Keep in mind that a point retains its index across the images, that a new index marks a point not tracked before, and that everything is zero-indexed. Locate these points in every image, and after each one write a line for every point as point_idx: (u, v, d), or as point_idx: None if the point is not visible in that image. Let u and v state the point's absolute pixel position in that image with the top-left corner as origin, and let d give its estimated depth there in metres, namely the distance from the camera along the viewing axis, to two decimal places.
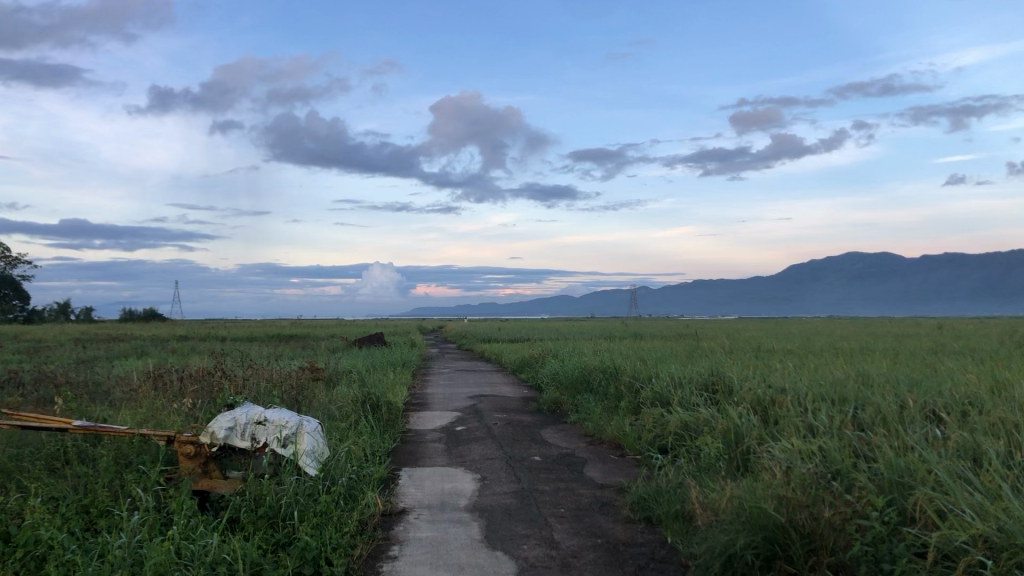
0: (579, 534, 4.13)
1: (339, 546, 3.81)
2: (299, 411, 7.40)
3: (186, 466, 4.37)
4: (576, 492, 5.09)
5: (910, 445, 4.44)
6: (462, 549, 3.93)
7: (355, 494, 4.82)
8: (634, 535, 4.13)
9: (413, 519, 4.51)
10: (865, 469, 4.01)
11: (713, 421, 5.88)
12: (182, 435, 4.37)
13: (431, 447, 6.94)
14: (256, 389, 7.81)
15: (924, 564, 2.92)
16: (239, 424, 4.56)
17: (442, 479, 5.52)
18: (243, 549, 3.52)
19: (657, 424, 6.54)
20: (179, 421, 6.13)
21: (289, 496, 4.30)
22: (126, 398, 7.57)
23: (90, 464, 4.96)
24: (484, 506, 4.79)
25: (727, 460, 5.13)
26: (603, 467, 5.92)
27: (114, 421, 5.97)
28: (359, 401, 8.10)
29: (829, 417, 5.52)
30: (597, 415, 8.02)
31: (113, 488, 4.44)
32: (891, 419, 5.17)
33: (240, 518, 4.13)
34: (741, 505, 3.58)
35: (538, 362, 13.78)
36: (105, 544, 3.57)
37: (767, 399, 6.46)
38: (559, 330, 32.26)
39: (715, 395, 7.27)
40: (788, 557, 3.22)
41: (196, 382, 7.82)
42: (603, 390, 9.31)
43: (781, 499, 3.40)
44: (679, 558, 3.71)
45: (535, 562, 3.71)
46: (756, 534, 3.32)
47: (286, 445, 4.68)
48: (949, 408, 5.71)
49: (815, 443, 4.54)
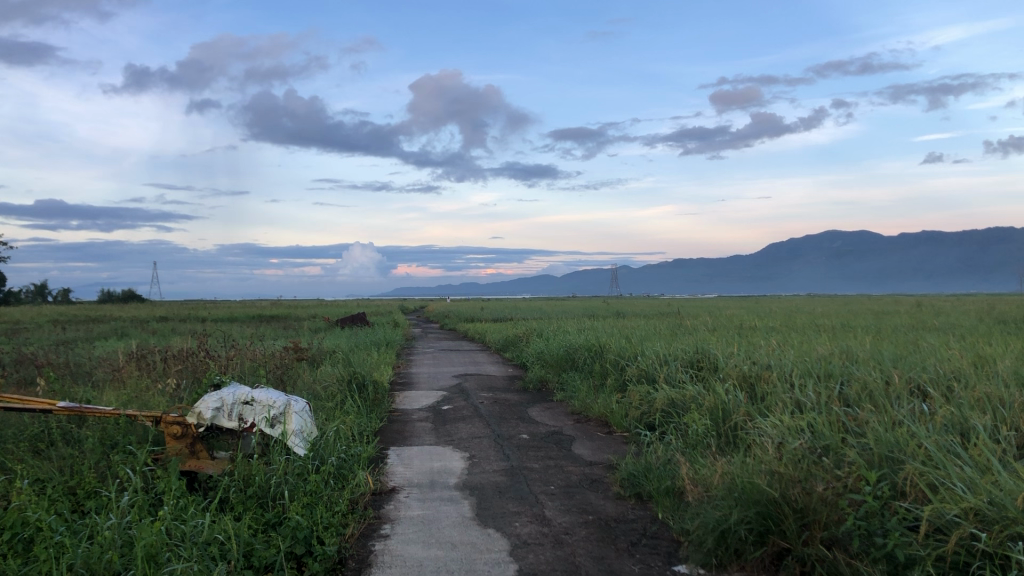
0: (571, 511, 4.14)
1: (331, 525, 3.80)
2: (284, 391, 7.39)
3: (173, 446, 4.36)
4: (565, 469, 5.10)
5: (898, 420, 4.47)
6: (454, 527, 3.93)
7: (345, 473, 4.81)
8: (626, 511, 4.14)
9: (403, 497, 4.51)
10: (853, 444, 4.04)
11: (700, 398, 5.91)
12: (169, 416, 4.34)
13: (417, 426, 6.93)
14: (240, 369, 7.77)
15: (916, 538, 2.94)
16: (225, 404, 4.45)
17: (430, 458, 5.52)
18: (234, 530, 3.51)
19: (644, 401, 6.56)
20: (165, 401, 6.09)
21: (278, 477, 4.28)
22: (109, 378, 7.51)
23: (75, 445, 4.92)
24: (475, 484, 4.79)
25: (716, 437, 5.16)
26: (591, 444, 5.94)
27: (99, 402, 5.92)
28: (345, 381, 8.08)
29: (815, 393, 5.56)
30: (583, 393, 8.04)
31: (100, 469, 4.40)
32: (877, 394, 5.21)
33: (229, 498, 4.12)
34: (733, 481, 3.59)
35: (522, 341, 13.80)
36: (94, 526, 3.54)
37: (753, 375, 6.49)
38: (542, 310, 32.21)
39: (701, 372, 7.31)
40: (781, 532, 3.24)
41: (180, 363, 7.77)
42: (589, 367, 9.34)
43: (773, 475, 3.42)
44: (670, 534, 3.72)
45: (527, 539, 3.70)
46: (749, 509, 3.34)
47: (275, 425, 4.60)
48: (934, 382, 5.76)
49: (803, 419, 4.56)
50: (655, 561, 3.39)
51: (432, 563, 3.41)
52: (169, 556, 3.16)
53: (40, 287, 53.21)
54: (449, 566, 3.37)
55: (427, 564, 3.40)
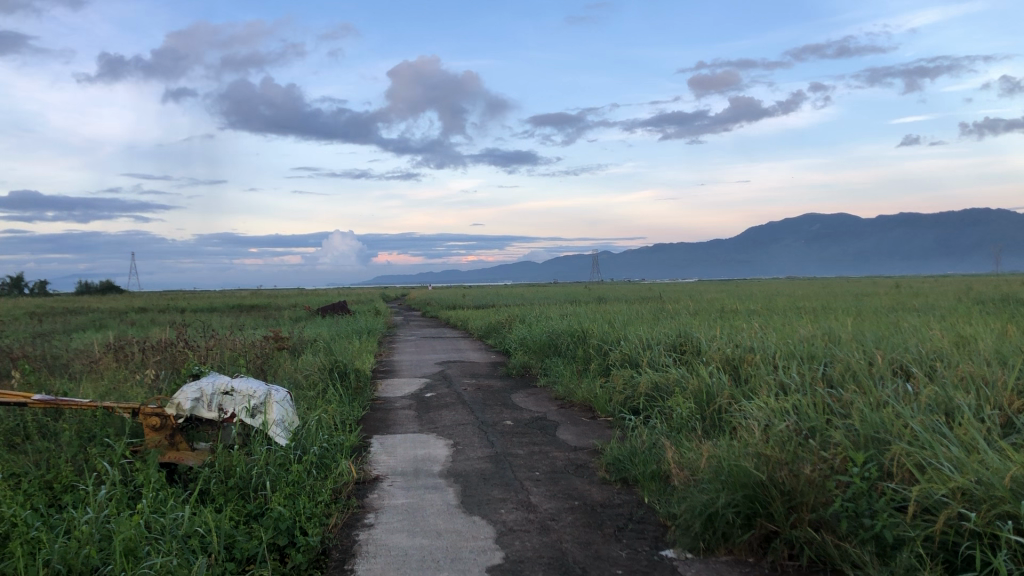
0: (557, 497, 4.11)
1: (314, 515, 3.74)
2: (265, 380, 7.31)
3: (152, 438, 4.28)
4: (550, 455, 5.07)
5: (883, 401, 4.47)
6: (439, 515, 3.88)
7: (327, 463, 4.76)
8: (612, 496, 4.11)
9: (387, 486, 4.46)
10: (839, 426, 4.03)
11: (684, 381, 5.89)
12: (147, 408, 4.26)
13: (400, 414, 6.88)
14: (220, 359, 7.69)
15: (904, 518, 2.93)
16: (205, 394, 4.41)
17: (414, 446, 5.47)
18: (215, 522, 3.45)
19: (628, 386, 6.53)
20: (143, 392, 6.01)
21: (260, 467, 4.23)
22: (87, 370, 7.41)
23: (52, 439, 4.83)
24: (459, 471, 4.75)
25: (701, 420, 5.14)
26: (576, 429, 5.92)
27: (75, 395, 5.84)
28: (326, 369, 8.02)
29: (799, 374, 5.56)
30: (566, 378, 8.01)
31: (77, 462, 4.32)
32: (861, 375, 5.21)
33: (210, 490, 4.07)
34: (719, 464, 3.56)
35: (504, 328, 13.76)
36: (71, 520, 3.47)
37: (737, 358, 6.47)
38: (523, 297, 32.15)
39: (684, 356, 7.30)
40: (769, 514, 3.21)
41: (158, 354, 7.67)
42: (572, 353, 9.31)
43: (760, 457, 3.39)
44: (657, 518, 3.69)
45: (513, 526, 3.66)
46: (737, 492, 3.31)
47: (255, 415, 4.57)
48: (916, 362, 5.77)
49: (788, 401, 4.54)
50: (642, 546, 3.35)
51: (417, 552, 3.36)
52: (148, 550, 3.09)
53: (16, 279, 52.59)
54: (435, 555, 3.33)
55: (412, 553, 3.35)
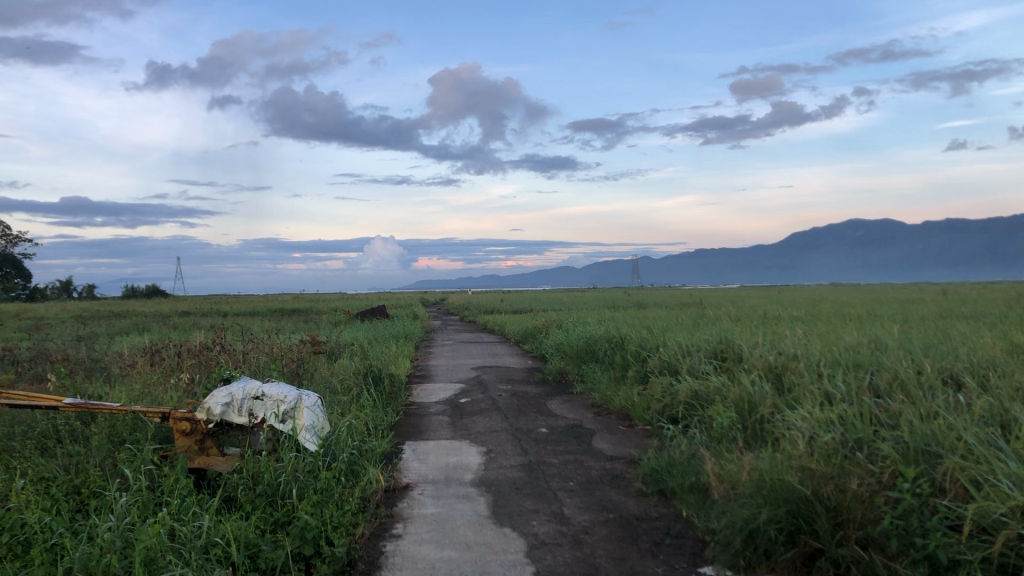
0: (591, 509, 3.97)
1: (340, 525, 3.65)
2: (299, 384, 7.27)
3: (182, 443, 4.20)
4: (585, 465, 4.93)
5: (934, 411, 4.27)
6: (468, 526, 3.77)
7: (357, 470, 4.67)
8: (648, 509, 3.97)
9: (417, 495, 4.36)
10: (887, 437, 3.85)
11: (725, 389, 5.72)
12: (177, 412, 4.20)
13: (434, 420, 6.79)
14: (254, 363, 7.66)
15: (959, 538, 2.75)
16: (235, 399, 4.33)
17: (446, 453, 5.36)
18: (238, 531, 3.37)
19: (666, 394, 6.37)
20: (176, 397, 5.97)
21: (288, 474, 4.14)
22: (123, 373, 7.42)
23: (83, 443, 4.79)
24: (491, 480, 4.63)
25: (741, 430, 4.97)
26: (612, 438, 5.77)
27: (109, 398, 5.82)
28: (361, 374, 7.96)
29: (845, 383, 5.37)
30: (603, 385, 7.86)
31: (106, 467, 4.28)
32: (910, 385, 5.01)
33: (237, 497, 4.00)
34: (761, 477, 3.38)
35: (541, 333, 13.63)
36: (94, 527, 3.41)
37: (780, 365, 6.28)
38: (561, 301, 31.96)
39: (724, 363, 7.11)
40: (814, 532, 3.03)
41: (194, 357, 7.66)
42: (610, 359, 9.15)
43: (805, 471, 3.22)
44: (695, 533, 3.54)
45: (544, 539, 3.53)
46: (779, 507, 3.13)
47: (284, 421, 4.48)
48: (968, 372, 5.54)
49: (834, 411, 4.36)
50: (679, 563, 3.20)
51: (445, 565, 3.25)
52: (168, 561, 3.02)
53: (65, 283, 53.76)
54: (462, 568, 3.21)
55: (440, 567, 3.24)
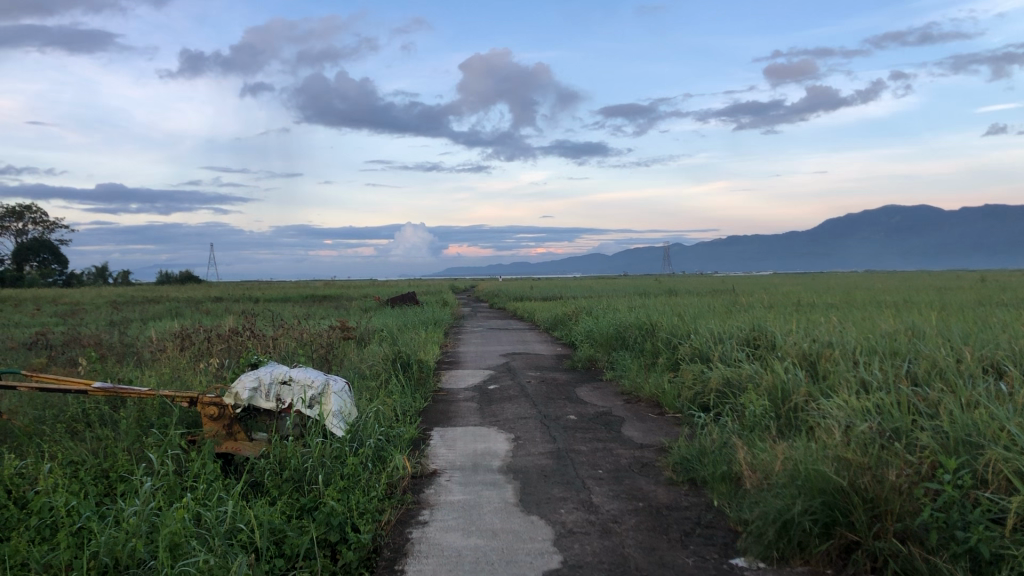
0: (620, 497, 3.90)
1: (367, 511, 3.61)
2: (328, 370, 7.26)
3: (210, 428, 4.22)
4: (615, 452, 4.86)
5: (975, 401, 4.16)
6: (496, 513, 3.72)
7: (384, 456, 4.64)
8: (678, 498, 3.90)
9: (444, 481, 4.32)
10: (926, 427, 3.75)
11: (757, 377, 5.63)
12: (205, 397, 4.21)
13: (462, 406, 6.75)
14: (284, 348, 7.66)
15: (1002, 532, 2.66)
16: (262, 384, 4.30)
17: (474, 440, 5.32)
18: (264, 516, 3.35)
19: (697, 381, 6.28)
20: (205, 381, 5.98)
21: (314, 460, 4.11)
22: (153, 358, 7.46)
23: (112, 427, 4.80)
24: (519, 467, 4.58)
25: (774, 418, 4.88)
26: (642, 425, 5.70)
27: (138, 382, 5.84)
28: (390, 359, 7.94)
29: (881, 371, 5.26)
30: (633, 372, 7.78)
31: (135, 451, 4.28)
32: (949, 374, 4.89)
33: (264, 482, 3.98)
34: (795, 467, 3.29)
35: (572, 320, 13.54)
36: (120, 511, 3.40)
37: (814, 353, 6.16)
38: (591, 288, 31.80)
39: (757, 350, 7.01)
40: (850, 524, 2.94)
41: (223, 342, 7.68)
42: (640, 346, 9.06)
43: (841, 461, 3.12)
44: (727, 523, 3.46)
45: (572, 527, 3.47)
46: (813, 498, 3.04)
47: (312, 406, 4.44)
48: (1008, 361, 5.40)
49: (870, 400, 4.27)
50: (709, 554, 3.12)
51: (471, 554, 3.20)
52: (193, 547, 2.99)
53: (101, 269, 54.49)
54: (489, 557, 3.16)
55: (466, 554, 3.20)
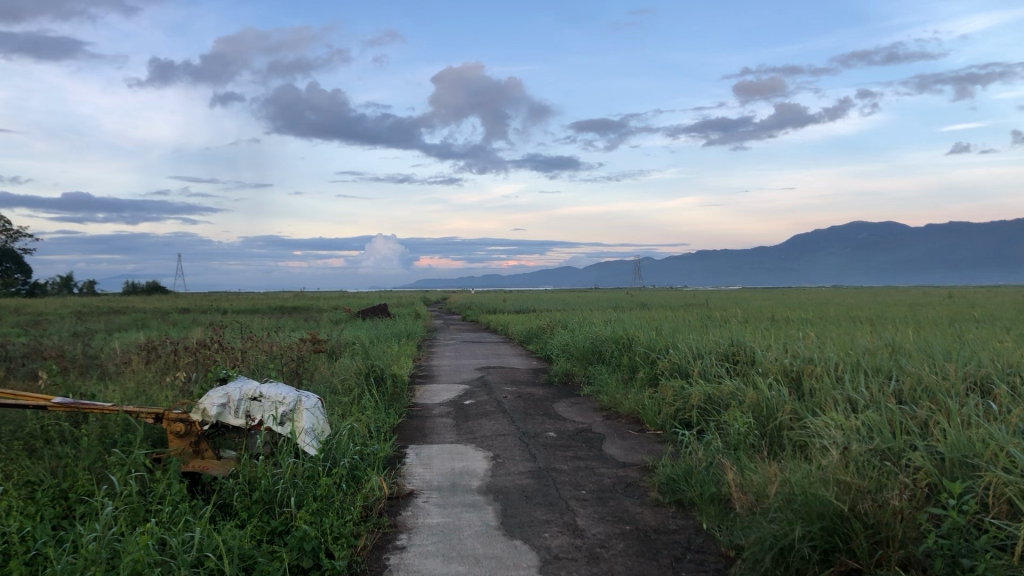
0: (606, 520, 3.76)
1: (341, 536, 3.45)
2: (299, 385, 7.05)
3: (176, 446, 3.99)
4: (597, 472, 4.72)
5: (967, 420, 4.06)
6: (477, 538, 3.56)
7: (358, 476, 4.45)
8: (666, 520, 3.75)
9: (421, 503, 4.15)
10: (920, 448, 3.65)
11: (740, 394, 5.52)
12: (171, 413, 3.99)
13: (438, 422, 6.58)
14: (253, 362, 7.43)
15: (1009, 560, 2.54)
16: (232, 400, 4.11)
17: (452, 458, 5.16)
18: (233, 542, 3.17)
19: (678, 397, 6.16)
20: (172, 396, 5.76)
21: (286, 480, 3.93)
22: (118, 372, 7.20)
23: (72, 444, 4.57)
24: (499, 487, 4.42)
25: (759, 437, 4.76)
26: (623, 443, 5.56)
27: (101, 397, 5.61)
28: (362, 374, 7.74)
29: (866, 388, 5.17)
30: (612, 388, 7.66)
31: (96, 470, 4.07)
32: (935, 392, 4.80)
33: (232, 504, 3.79)
34: (791, 491, 3.16)
35: (546, 333, 13.41)
36: (78, 536, 3.19)
37: (796, 369, 6.06)
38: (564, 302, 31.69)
39: (736, 366, 6.91)
40: (850, 550, 2.80)
41: (191, 355, 7.43)
42: (617, 360, 8.95)
43: (840, 484, 2.99)
44: (718, 548, 3.33)
45: (558, 553, 3.32)
46: (812, 524, 2.91)
47: (283, 423, 4.27)
48: (992, 379, 5.33)
49: (860, 419, 4.16)
50: None
51: None
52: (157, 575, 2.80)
53: (66, 278, 53.62)
54: None
55: None
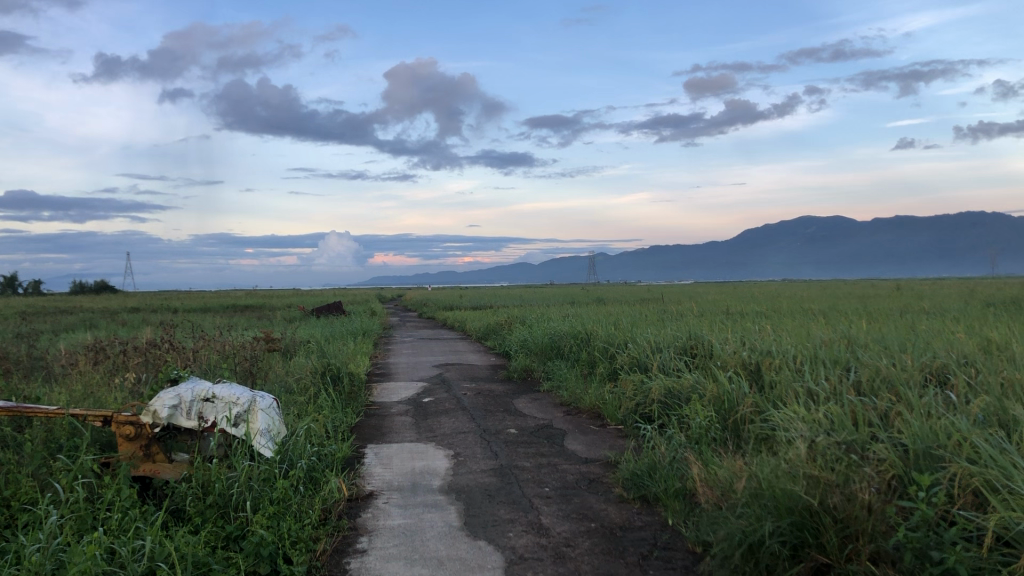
0: (570, 518, 3.69)
1: (299, 540, 3.34)
2: (253, 384, 6.90)
3: (125, 450, 3.85)
4: (560, 468, 4.66)
5: (928, 411, 4.07)
6: (440, 539, 3.47)
7: (316, 477, 4.34)
8: (631, 517, 3.70)
9: (381, 504, 4.05)
10: (883, 440, 3.64)
11: (701, 387, 5.50)
12: (120, 416, 3.87)
13: (396, 421, 6.48)
14: (205, 362, 7.25)
15: (979, 552, 2.52)
16: (183, 402, 4.02)
17: (411, 457, 5.06)
18: (186, 548, 3.06)
19: (638, 391, 6.12)
20: (121, 399, 5.58)
21: (241, 484, 3.80)
22: (63, 374, 6.98)
23: (16, 450, 4.40)
24: (461, 486, 4.34)
25: (721, 431, 4.73)
26: (584, 438, 5.52)
27: (46, 400, 5.41)
28: (319, 373, 7.60)
29: (826, 380, 5.18)
30: (572, 383, 7.62)
31: (41, 477, 3.90)
32: (894, 383, 4.82)
33: (186, 509, 3.66)
34: (758, 486, 3.12)
35: (504, 329, 13.34)
36: (21, 547, 3.03)
37: (755, 361, 6.06)
38: (521, 297, 31.65)
39: (695, 359, 6.90)
40: (820, 545, 2.77)
41: (140, 356, 7.23)
42: (575, 356, 8.92)
43: (809, 478, 2.97)
44: (685, 544, 3.28)
45: (523, 553, 3.25)
46: (782, 519, 2.88)
47: (237, 424, 4.15)
48: (948, 369, 5.37)
49: (823, 411, 4.15)
50: None
51: None
52: None
53: (11, 279, 52.32)
54: None
55: None
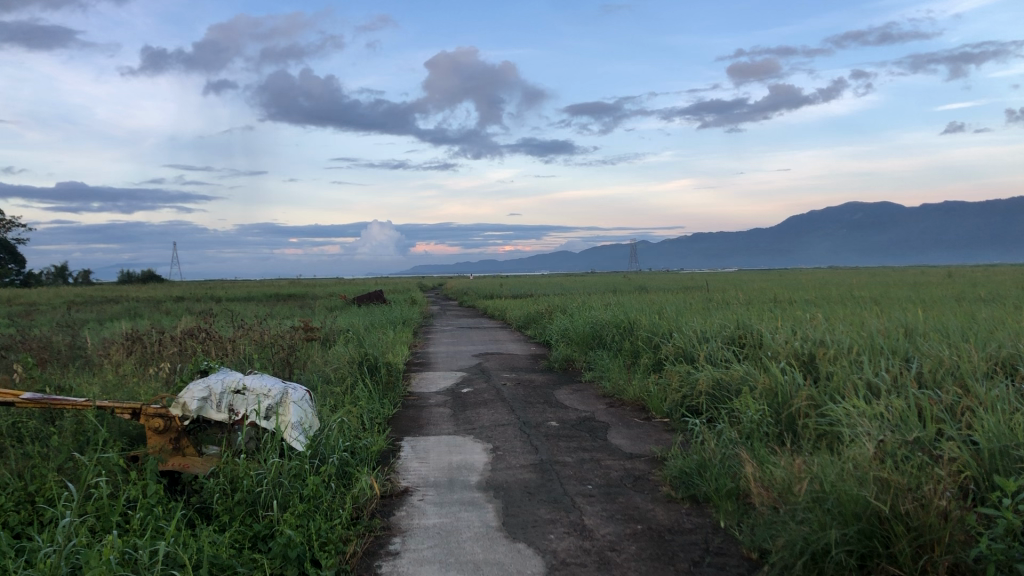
0: (615, 519, 3.48)
1: (329, 541, 3.17)
2: (290, 375, 6.76)
3: (155, 443, 3.68)
4: (603, 464, 4.44)
5: (1000, 405, 3.79)
6: (476, 540, 3.28)
7: (349, 473, 4.17)
8: (680, 519, 3.48)
9: (417, 501, 3.88)
10: (952, 437, 3.37)
11: (751, 379, 5.23)
12: (149, 408, 3.70)
13: (434, 412, 6.31)
14: (242, 351, 7.13)
15: None
16: (214, 393, 3.86)
17: (449, 452, 4.88)
18: (208, 550, 2.90)
19: (684, 382, 5.88)
20: (154, 390, 5.47)
21: (271, 481, 3.63)
22: (101, 364, 6.90)
23: (45, 442, 4.29)
24: (500, 483, 4.15)
25: (773, 427, 4.48)
26: (628, 432, 5.29)
27: (79, 390, 5.31)
28: (356, 362, 7.44)
29: (885, 371, 4.88)
30: (614, 373, 7.39)
31: (68, 470, 3.77)
32: (960, 375, 4.52)
33: (213, 507, 3.50)
34: (821, 488, 2.89)
35: (545, 318, 13.09)
36: (35, 549, 2.89)
37: (808, 351, 5.78)
38: (563, 285, 31.33)
39: (743, 350, 6.63)
40: (891, 556, 2.53)
41: (177, 346, 7.13)
42: (618, 346, 8.67)
43: (877, 482, 2.72)
44: (739, 550, 3.05)
45: (566, 558, 3.04)
46: (848, 527, 2.64)
47: (269, 417, 4.00)
48: (1015, 360, 5.05)
49: (885, 406, 3.88)
50: None
51: None
52: None
53: (61, 268, 53.20)
54: None
55: None
